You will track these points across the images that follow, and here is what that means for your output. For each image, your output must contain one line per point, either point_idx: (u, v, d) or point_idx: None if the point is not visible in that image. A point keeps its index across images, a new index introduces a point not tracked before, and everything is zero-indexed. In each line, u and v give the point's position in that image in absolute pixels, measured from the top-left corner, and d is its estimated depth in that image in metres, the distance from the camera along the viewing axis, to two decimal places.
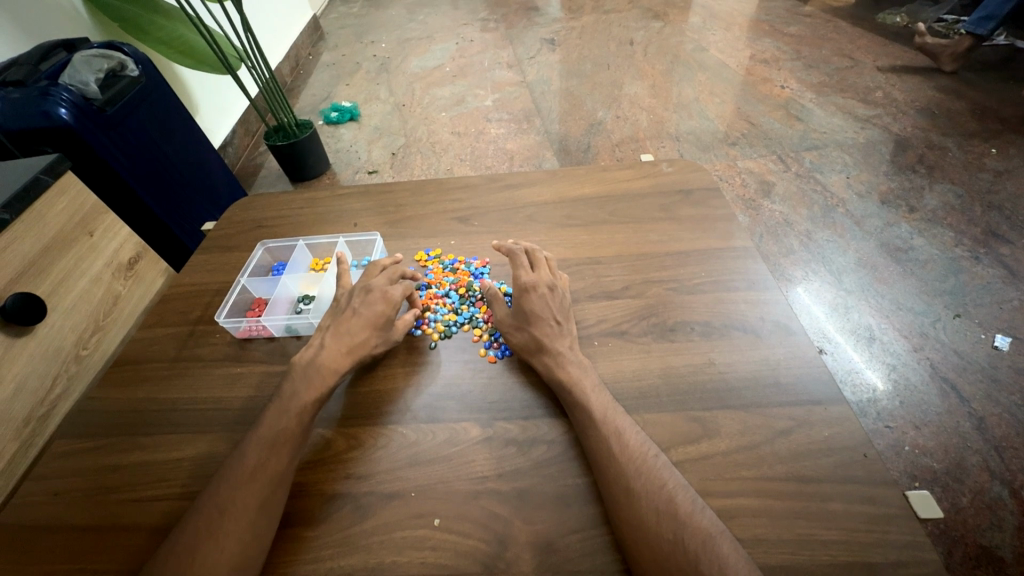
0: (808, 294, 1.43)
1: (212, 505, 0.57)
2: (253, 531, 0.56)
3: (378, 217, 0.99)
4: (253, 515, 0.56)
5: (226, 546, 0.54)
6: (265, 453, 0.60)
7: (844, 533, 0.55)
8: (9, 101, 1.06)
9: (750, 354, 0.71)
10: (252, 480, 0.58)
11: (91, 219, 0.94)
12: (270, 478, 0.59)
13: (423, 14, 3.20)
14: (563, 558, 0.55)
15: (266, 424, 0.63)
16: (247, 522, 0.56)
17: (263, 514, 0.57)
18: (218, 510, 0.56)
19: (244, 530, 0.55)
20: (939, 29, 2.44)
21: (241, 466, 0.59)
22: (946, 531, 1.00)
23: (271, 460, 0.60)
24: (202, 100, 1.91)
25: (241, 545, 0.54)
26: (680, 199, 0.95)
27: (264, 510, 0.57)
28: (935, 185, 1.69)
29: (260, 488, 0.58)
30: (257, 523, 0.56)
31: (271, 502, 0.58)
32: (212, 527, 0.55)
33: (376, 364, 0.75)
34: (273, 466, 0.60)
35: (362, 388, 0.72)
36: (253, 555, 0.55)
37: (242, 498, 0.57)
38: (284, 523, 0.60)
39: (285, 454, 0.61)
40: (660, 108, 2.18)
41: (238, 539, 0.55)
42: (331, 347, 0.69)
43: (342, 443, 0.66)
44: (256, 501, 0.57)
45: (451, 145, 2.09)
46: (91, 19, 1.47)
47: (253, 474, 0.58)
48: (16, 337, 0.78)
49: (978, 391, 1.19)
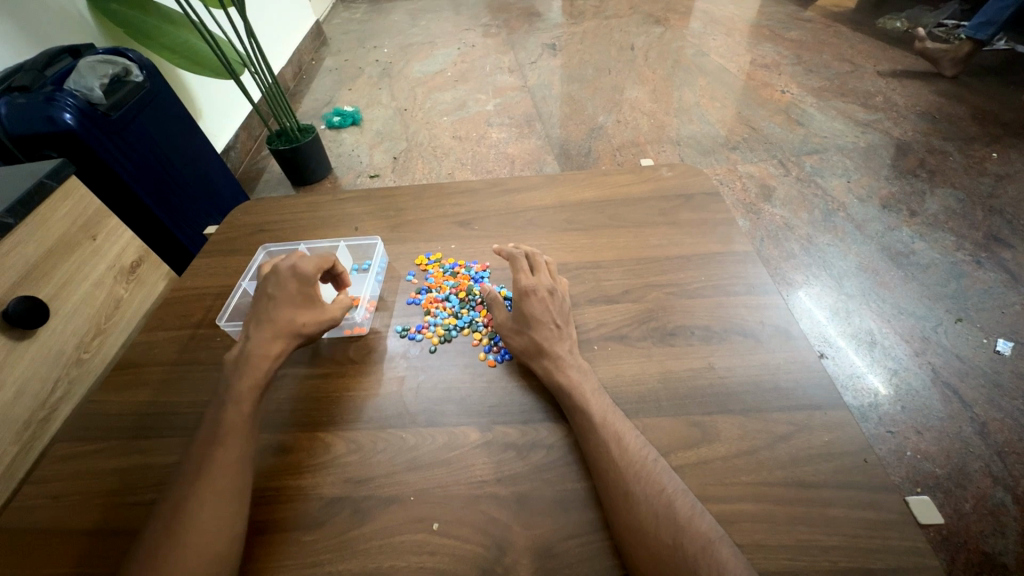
0: (809, 299, 1.43)
1: (169, 507, 0.56)
2: (221, 528, 0.55)
3: (379, 221, 1.00)
4: (213, 508, 0.56)
5: (194, 543, 0.53)
6: None
7: (844, 539, 0.55)
8: (15, 106, 1.07)
9: (750, 358, 0.71)
10: (207, 475, 0.58)
11: (94, 223, 0.94)
12: (225, 471, 0.58)
13: (425, 19, 3.22)
14: (562, 563, 0.55)
15: (205, 423, 0.63)
16: (209, 517, 0.55)
17: (224, 507, 0.56)
18: (174, 512, 0.55)
19: (210, 525, 0.55)
20: (940, 34, 2.45)
21: (195, 465, 0.59)
22: (948, 538, 0.99)
23: None
24: (204, 104, 1.92)
25: (210, 542, 0.54)
26: (681, 204, 0.95)
27: (226, 505, 0.57)
28: (937, 190, 1.68)
29: (217, 482, 0.57)
30: (220, 517, 0.56)
31: (230, 496, 0.57)
32: (172, 529, 0.54)
33: (338, 368, 0.76)
34: (226, 460, 0.59)
35: (321, 394, 0.72)
36: (225, 552, 0.54)
37: (197, 494, 0.56)
38: (261, 528, 0.60)
39: (235, 445, 0.61)
40: (661, 112, 2.18)
41: (203, 534, 0.54)
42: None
43: (306, 446, 0.67)
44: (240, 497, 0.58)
45: (452, 149, 2.10)
46: (96, 24, 1.49)
47: (206, 470, 0.58)
48: (18, 341, 0.79)
49: (980, 396, 1.18)
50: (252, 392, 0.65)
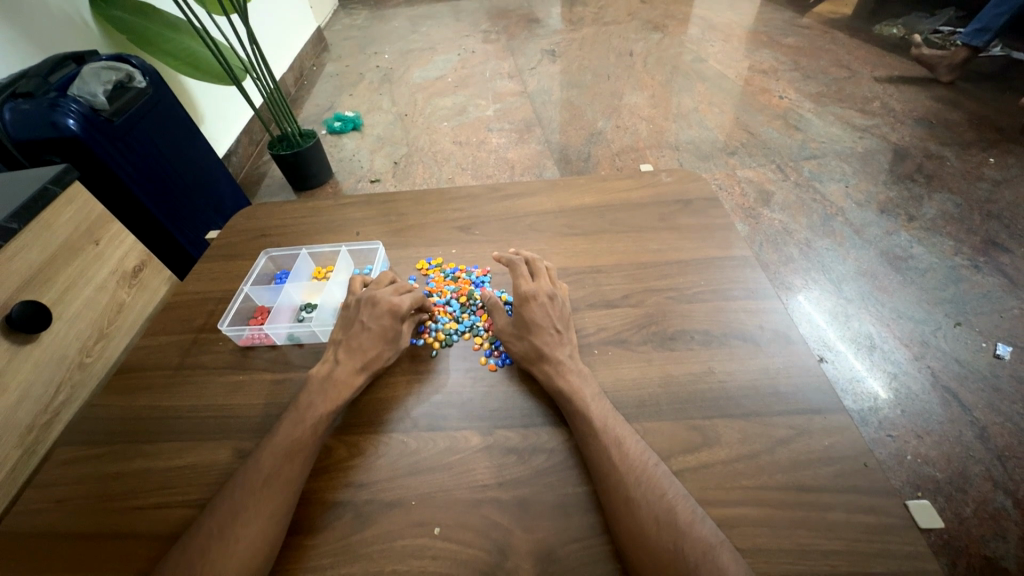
0: (808, 303, 1.43)
1: (226, 510, 0.57)
2: (261, 538, 0.56)
3: (381, 225, 1.00)
4: (262, 522, 0.56)
5: (238, 551, 0.54)
6: (280, 462, 0.61)
7: (845, 543, 0.55)
8: (19, 112, 1.08)
9: (749, 362, 0.71)
10: (258, 485, 0.59)
11: (97, 228, 0.95)
12: (280, 485, 0.59)
13: (426, 26, 3.25)
14: (564, 567, 0.55)
15: None
16: (258, 528, 0.56)
17: (256, 521, 0.56)
18: (231, 515, 0.57)
19: (241, 535, 0.55)
20: (935, 40, 2.47)
21: (252, 474, 0.60)
22: (950, 542, 0.99)
23: (285, 468, 0.60)
24: (206, 109, 1.93)
25: (243, 552, 0.54)
26: (679, 209, 0.95)
27: (272, 518, 0.57)
28: (935, 195, 1.69)
29: (275, 496, 0.58)
30: (254, 528, 0.56)
31: (281, 511, 0.58)
32: (214, 533, 0.55)
33: None
34: (287, 475, 0.60)
35: (361, 396, 0.72)
36: (262, 561, 0.55)
37: (253, 505, 0.57)
38: (293, 531, 0.60)
39: (297, 464, 0.62)
40: (660, 118, 2.20)
41: (247, 543, 0.55)
42: (344, 361, 0.70)
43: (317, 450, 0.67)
44: (270, 508, 0.57)
45: (453, 154, 2.11)
46: (99, 31, 1.50)
47: (259, 480, 0.59)
48: (21, 346, 0.79)
49: (979, 400, 1.19)
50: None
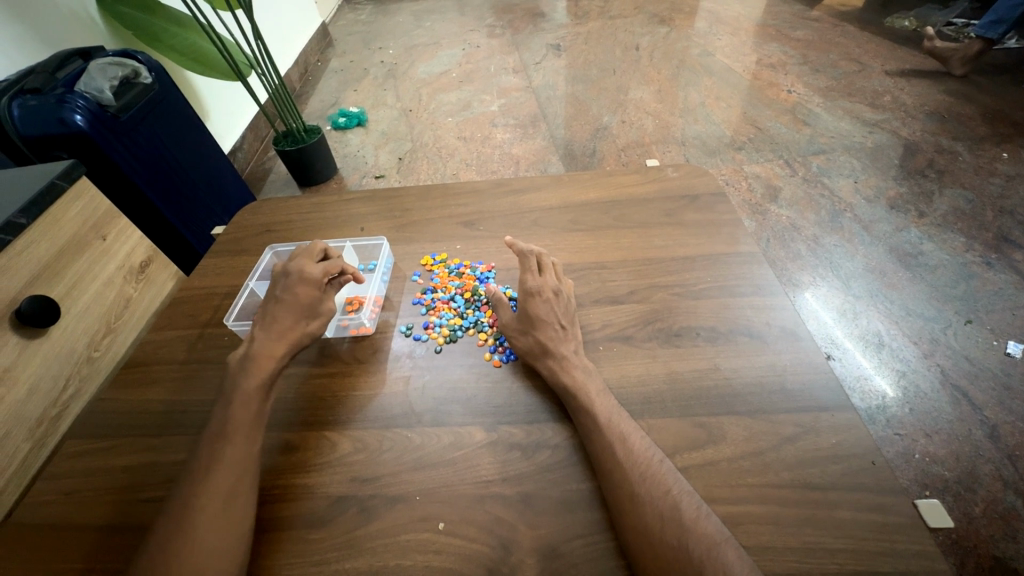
0: (816, 300, 1.42)
1: (177, 501, 0.57)
2: (236, 523, 0.56)
3: (385, 221, 1.00)
4: (218, 502, 0.56)
5: (200, 534, 0.54)
6: (221, 446, 0.60)
7: (851, 542, 0.54)
8: (27, 108, 1.09)
9: (756, 359, 0.71)
10: (220, 474, 0.58)
11: (104, 223, 0.95)
12: (228, 467, 0.59)
13: (431, 20, 3.23)
14: (567, 563, 0.55)
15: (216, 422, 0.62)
16: (216, 509, 0.56)
17: (212, 506, 0.56)
18: (183, 505, 0.56)
19: (202, 520, 0.55)
20: (948, 33, 2.43)
21: (199, 463, 0.59)
22: (958, 542, 0.98)
23: (227, 450, 0.60)
24: (211, 104, 1.93)
25: (208, 534, 0.54)
26: (686, 204, 0.95)
27: (229, 502, 0.57)
28: (946, 190, 1.67)
29: (223, 476, 0.58)
30: (213, 512, 0.55)
31: (237, 491, 0.58)
32: (173, 525, 0.55)
33: (349, 367, 0.76)
34: (233, 457, 0.60)
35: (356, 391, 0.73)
36: (237, 548, 0.55)
37: (204, 489, 0.57)
38: (262, 527, 0.60)
39: None
40: (666, 112, 2.18)
41: (221, 532, 0.55)
42: (263, 338, 0.70)
43: (318, 445, 0.67)
44: (224, 488, 0.57)
45: (457, 149, 2.11)
46: (106, 27, 1.50)
47: (207, 466, 0.58)
48: (30, 340, 0.80)
49: (990, 398, 1.17)
50: (251, 389, 0.65)
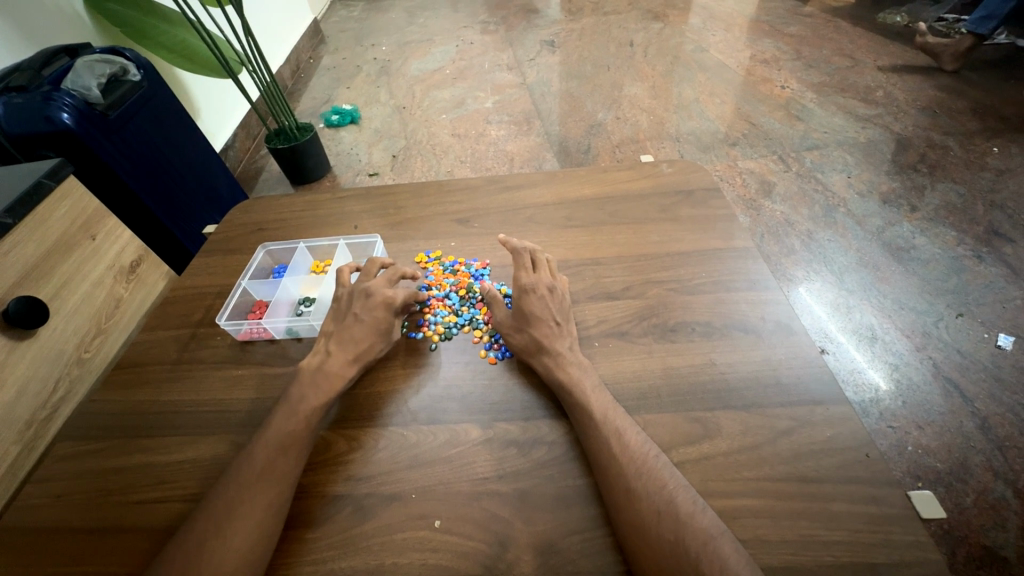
0: (809, 295, 1.43)
1: (221, 502, 0.57)
2: (266, 533, 0.56)
3: (379, 219, 1.00)
4: (259, 514, 0.56)
5: (234, 543, 0.54)
6: (274, 455, 0.60)
7: (845, 534, 0.55)
8: (12, 106, 1.07)
9: (750, 354, 0.71)
10: (263, 486, 0.58)
11: (93, 223, 0.94)
12: (271, 479, 0.59)
13: (424, 17, 3.22)
14: (564, 559, 0.55)
15: (274, 427, 0.63)
16: (255, 519, 0.56)
17: (249, 515, 0.56)
18: (225, 508, 0.56)
19: (241, 527, 0.55)
20: (940, 28, 2.44)
21: (248, 468, 0.59)
22: (950, 532, 0.99)
23: (278, 461, 0.60)
24: (201, 102, 1.91)
25: (241, 543, 0.54)
26: (680, 200, 0.94)
27: (269, 512, 0.57)
28: (938, 185, 1.68)
29: (269, 489, 0.58)
30: (250, 523, 0.56)
31: (278, 502, 0.58)
32: (212, 526, 0.55)
33: None
34: (280, 467, 0.60)
35: (358, 389, 0.72)
36: (260, 553, 0.55)
37: (248, 497, 0.57)
38: (290, 523, 0.60)
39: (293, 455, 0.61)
40: (660, 109, 2.18)
41: (251, 543, 0.55)
42: None
43: (315, 445, 0.66)
44: (265, 501, 0.57)
45: (451, 147, 2.10)
46: (92, 23, 1.48)
47: (257, 476, 0.59)
48: (18, 342, 0.79)
49: (980, 390, 1.18)
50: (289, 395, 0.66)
